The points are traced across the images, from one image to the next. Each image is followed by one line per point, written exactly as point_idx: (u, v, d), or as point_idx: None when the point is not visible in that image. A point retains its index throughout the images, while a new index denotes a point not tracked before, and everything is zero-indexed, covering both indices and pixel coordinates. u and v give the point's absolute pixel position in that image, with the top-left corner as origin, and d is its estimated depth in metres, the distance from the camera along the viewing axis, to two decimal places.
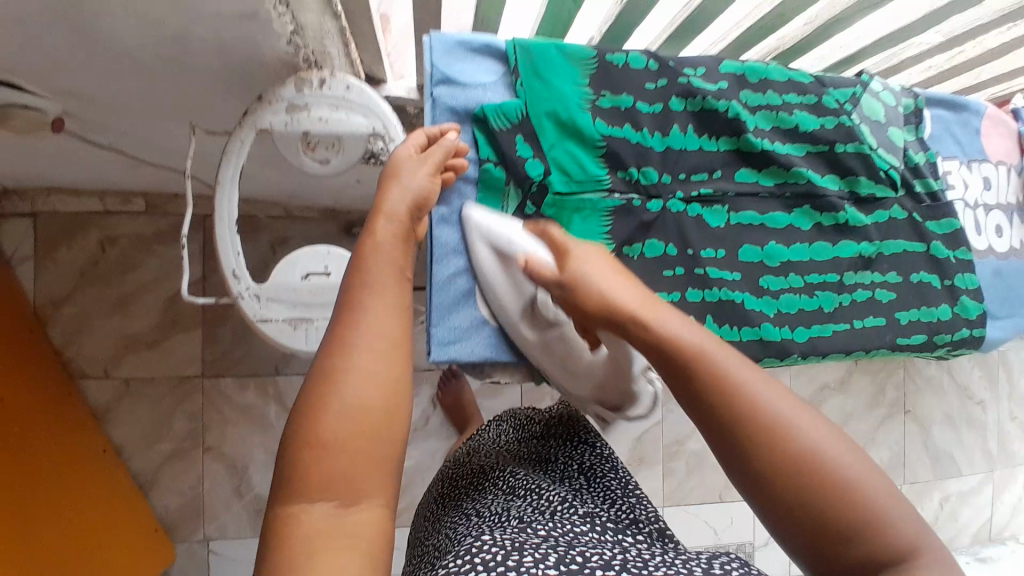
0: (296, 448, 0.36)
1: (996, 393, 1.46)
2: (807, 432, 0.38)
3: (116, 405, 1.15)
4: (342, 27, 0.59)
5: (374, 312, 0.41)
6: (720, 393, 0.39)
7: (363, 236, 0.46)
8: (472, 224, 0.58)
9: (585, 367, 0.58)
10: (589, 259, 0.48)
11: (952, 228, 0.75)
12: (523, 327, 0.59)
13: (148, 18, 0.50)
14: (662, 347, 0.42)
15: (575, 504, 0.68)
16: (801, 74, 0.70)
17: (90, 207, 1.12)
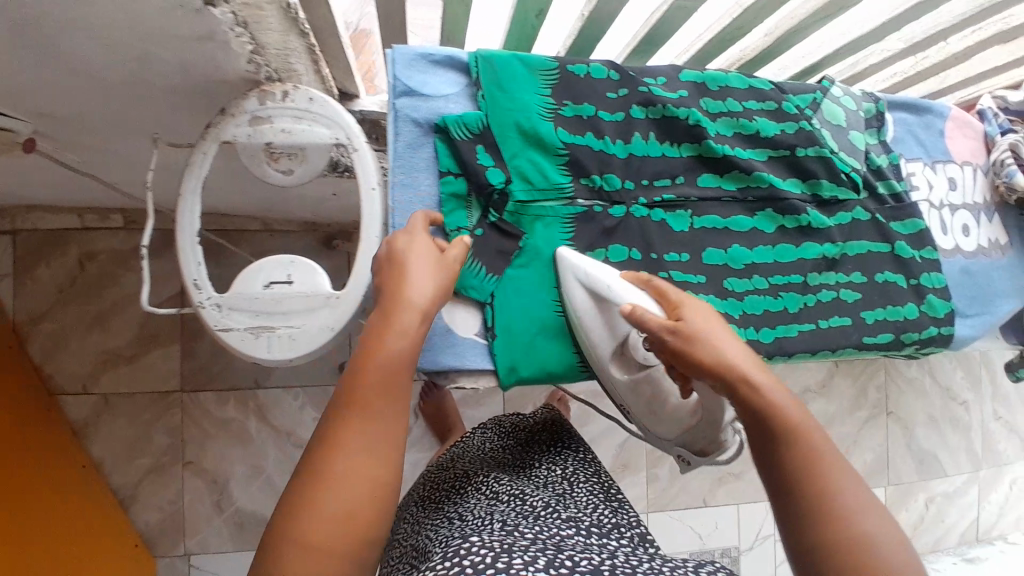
0: (281, 538, 0.43)
1: (979, 394, 1.47)
2: (878, 530, 0.43)
3: (95, 421, 1.14)
4: (312, 46, 0.59)
5: (378, 422, 0.47)
6: (804, 473, 0.45)
7: (383, 328, 0.49)
8: (566, 262, 0.61)
9: (671, 410, 0.60)
10: (708, 321, 0.51)
11: (916, 228, 0.76)
12: (612, 369, 0.61)
13: (109, 39, 0.51)
14: (766, 417, 0.47)
15: (558, 508, 0.70)
16: (760, 82, 0.71)
17: (69, 224, 1.12)
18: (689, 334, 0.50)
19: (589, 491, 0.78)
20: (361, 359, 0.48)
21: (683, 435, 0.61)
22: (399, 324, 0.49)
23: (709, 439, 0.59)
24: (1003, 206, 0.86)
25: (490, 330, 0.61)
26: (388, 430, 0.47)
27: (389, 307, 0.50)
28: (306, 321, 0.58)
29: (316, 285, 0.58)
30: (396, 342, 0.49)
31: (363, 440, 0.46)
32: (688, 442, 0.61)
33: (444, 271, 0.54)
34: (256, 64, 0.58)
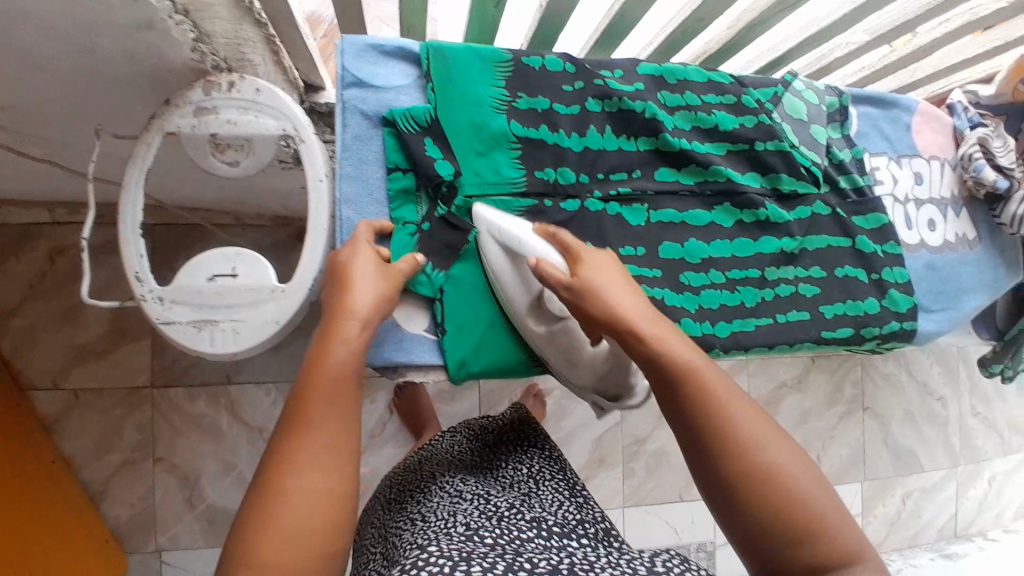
0: (238, 569, 0.40)
1: (957, 390, 1.47)
2: (782, 460, 0.46)
3: (66, 416, 1.13)
4: (269, 35, 0.61)
5: (327, 426, 0.45)
6: (702, 410, 0.47)
7: (327, 334, 0.48)
8: (483, 218, 0.59)
9: (587, 359, 0.62)
10: (603, 274, 0.53)
11: (879, 223, 0.76)
12: (530, 322, 0.60)
13: (48, 32, 0.50)
14: (659, 362, 0.48)
15: (522, 508, 0.69)
16: (720, 74, 0.70)
17: (39, 218, 1.10)
18: (583, 289, 0.52)
19: (554, 489, 0.77)
20: (308, 373, 0.46)
21: (597, 383, 0.64)
22: (344, 332, 0.48)
23: (620, 381, 0.64)
24: (971, 200, 0.86)
25: (440, 326, 0.61)
26: (335, 436, 0.45)
27: (333, 317, 0.49)
28: (251, 316, 0.57)
29: (262, 278, 0.57)
30: (341, 350, 0.47)
31: (316, 455, 0.43)
32: (603, 387, 0.65)
33: (388, 283, 0.54)
34: (200, 52, 0.57)
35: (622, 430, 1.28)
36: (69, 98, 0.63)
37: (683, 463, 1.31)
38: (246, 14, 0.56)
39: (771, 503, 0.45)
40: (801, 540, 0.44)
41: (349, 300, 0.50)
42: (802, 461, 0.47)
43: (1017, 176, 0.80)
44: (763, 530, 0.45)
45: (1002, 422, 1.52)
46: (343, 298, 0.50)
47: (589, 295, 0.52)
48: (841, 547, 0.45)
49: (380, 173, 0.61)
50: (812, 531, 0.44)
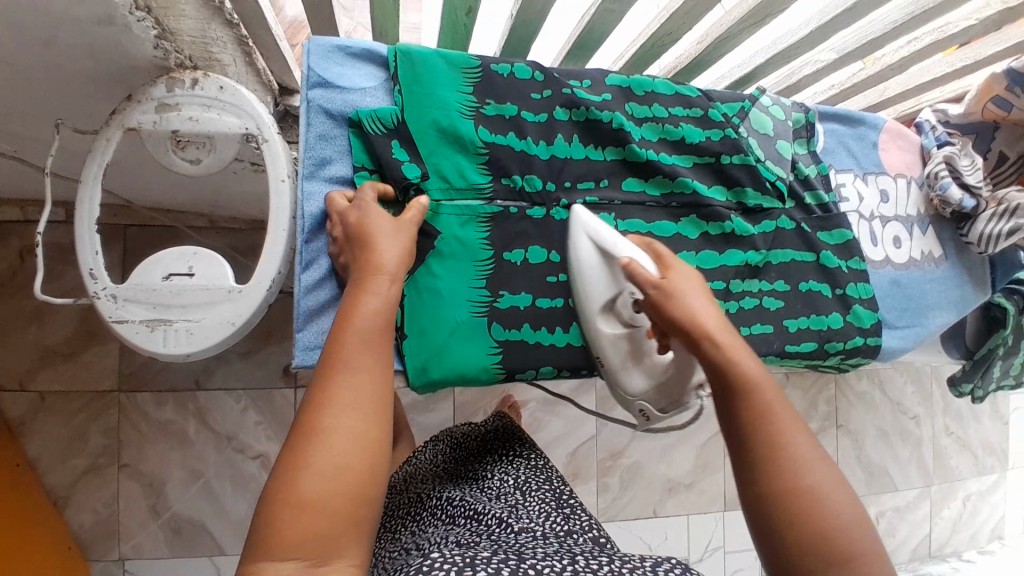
0: (275, 507, 0.40)
1: (930, 409, 1.48)
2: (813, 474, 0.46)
3: (30, 418, 1.10)
4: (241, 36, 0.62)
5: (365, 374, 0.46)
6: (756, 423, 0.48)
7: (358, 290, 0.50)
8: (579, 219, 0.62)
9: (646, 368, 0.61)
10: (690, 281, 0.54)
11: (844, 238, 0.77)
12: (600, 322, 0.61)
13: (8, 24, 0.50)
14: (724, 367, 0.49)
15: (513, 520, 0.69)
16: (687, 88, 0.72)
17: (9, 216, 1.08)
18: (670, 290, 0.53)
19: (541, 499, 0.76)
20: (340, 324, 0.48)
21: (650, 392, 0.62)
22: (374, 286, 0.50)
23: (675, 396, 0.61)
24: (939, 219, 0.87)
25: (400, 330, 0.60)
26: (374, 384, 0.46)
27: (361, 274, 0.51)
28: (206, 315, 0.56)
29: (219, 278, 0.57)
30: (371, 301, 0.49)
31: (354, 398, 0.45)
32: (655, 398, 0.62)
33: (404, 233, 0.56)
34: (164, 49, 0.57)
35: (598, 444, 1.27)
36: (30, 95, 0.63)
37: (657, 477, 1.30)
38: (217, 13, 0.58)
39: (801, 524, 0.44)
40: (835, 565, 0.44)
41: (373, 257, 0.52)
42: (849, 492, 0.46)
43: (983, 195, 0.81)
44: (794, 550, 0.44)
45: (975, 442, 1.53)
46: (369, 255, 0.52)
47: (674, 298, 0.53)
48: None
49: (345, 167, 0.61)
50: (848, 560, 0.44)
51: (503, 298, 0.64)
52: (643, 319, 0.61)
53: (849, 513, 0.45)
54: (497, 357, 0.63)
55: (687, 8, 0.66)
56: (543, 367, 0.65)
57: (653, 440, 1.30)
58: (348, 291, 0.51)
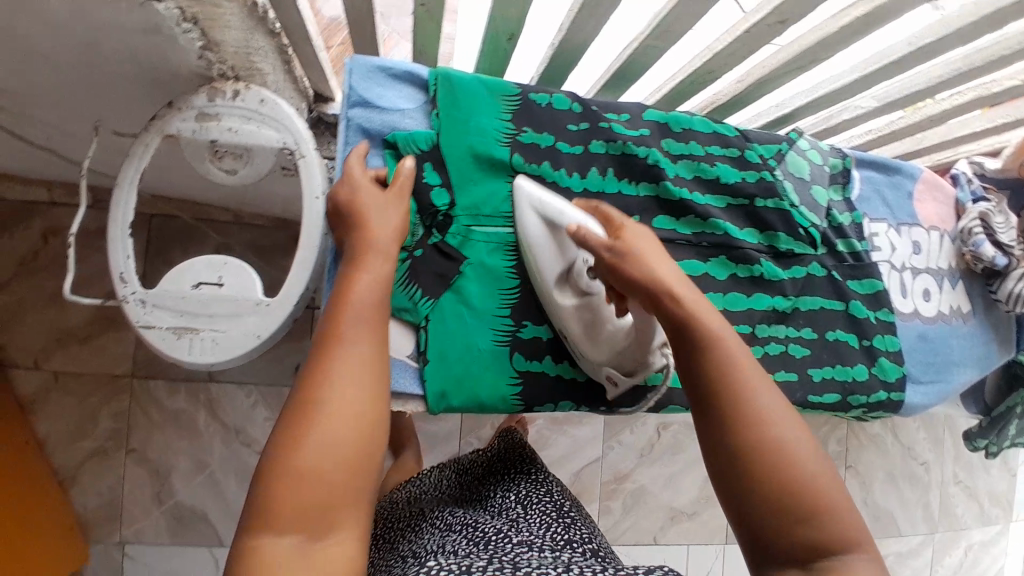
0: (273, 478, 0.42)
1: (941, 455, 1.46)
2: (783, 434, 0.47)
3: (43, 397, 1.12)
4: (282, 45, 0.62)
5: (360, 347, 0.48)
6: (723, 381, 0.48)
7: (351, 267, 0.52)
8: (523, 191, 0.61)
9: (608, 335, 0.59)
10: (645, 241, 0.54)
11: (873, 288, 0.76)
12: (558, 297, 0.60)
13: (50, 23, 0.50)
14: (686, 326, 0.50)
15: (511, 533, 0.68)
16: (725, 128, 0.72)
17: (37, 196, 1.09)
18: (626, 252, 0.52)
19: (542, 511, 0.76)
20: (336, 301, 0.50)
21: (613, 358, 0.61)
22: (371, 266, 0.52)
23: (638, 359, 0.60)
24: (969, 274, 0.86)
25: (423, 354, 0.60)
26: (368, 358, 0.48)
27: (354, 250, 0.53)
28: (231, 327, 0.56)
29: (247, 291, 0.57)
30: (366, 281, 0.51)
31: (345, 376, 0.46)
32: (619, 362, 0.61)
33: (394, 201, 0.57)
34: (207, 60, 0.57)
35: (603, 467, 1.27)
36: (73, 91, 0.63)
37: (659, 504, 1.29)
38: (261, 24, 0.58)
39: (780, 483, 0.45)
40: (811, 526, 0.44)
41: (368, 244, 0.53)
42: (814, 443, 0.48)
43: (1016, 254, 0.80)
44: (772, 516, 0.45)
45: (983, 492, 1.51)
46: (364, 243, 0.53)
47: (632, 258, 0.52)
48: (844, 536, 0.45)
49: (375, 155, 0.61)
50: (823, 518, 0.45)
51: (527, 328, 0.63)
52: (600, 286, 0.59)
53: (817, 466, 0.46)
54: (517, 388, 0.63)
55: (732, 48, 0.64)
56: (560, 401, 0.64)
57: (659, 466, 1.29)
58: (342, 273, 0.52)
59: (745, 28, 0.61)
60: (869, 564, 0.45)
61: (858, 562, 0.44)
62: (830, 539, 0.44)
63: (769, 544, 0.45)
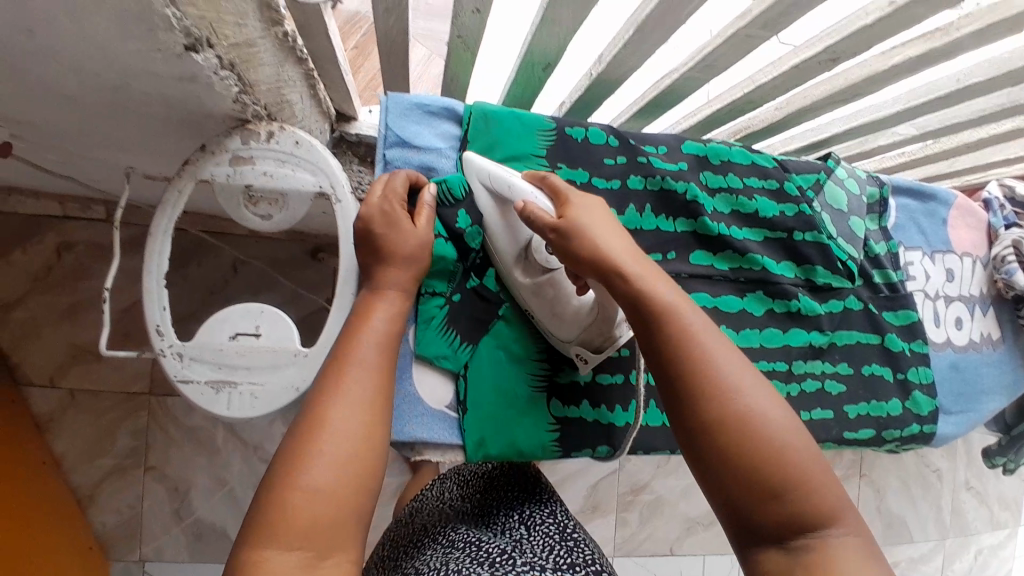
0: (283, 488, 0.41)
1: (954, 462, 1.47)
2: (753, 401, 0.43)
3: (60, 415, 1.05)
4: (307, 73, 0.61)
5: (374, 364, 0.48)
6: (684, 354, 0.44)
7: (370, 290, 0.53)
8: (470, 166, 0.58)
9: (571, 311, 0.56)
10: (594, 215, 0.51)
11: (909, 319, 0.76)
12: (517, 272, 0.58)
13: (78, 69, 0.48)
14: (640, 299, 0.46)
15: (515, 553, 0.58)
16: (764, 158, 0.70)
17: (48, 211, 1.00)
18: (571, 230, 0.49)
19: (547, 531, 0.66)
20: (354, 320, 0.50)
21: (580, 334, 0.57)
22: (388, 289, 0.52)
23: (606, 334, 0.56)
24: (999, 299, 0.85)
25: (462, 403, 0.60)
26: (378, 376, 0.48)
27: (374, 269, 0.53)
28: (269, 379, 0.56)
29: (285, 339, 0.57)
30: (385, 304, 0.52)
31: (355, 393, 0.46)
32: (586, 339, 0.57)
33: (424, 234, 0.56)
34: (242, 103, 0.54)
35: (620, 479, 1.26)
36: (98, 127, 0.60)
37: (676, 515, 1.30)
38: (290, 54, 0.56)
39: (754, 453, 0.41)
40: (787, 502, 0.40)
41: (387, 271, 0.53)
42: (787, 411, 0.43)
43: None
44: (748, 495, 0.41)
45: (993, 498, 1.52)
46: (386, 270, 0.53)
47: (577, 235, 0.49)
48: (824, 512, 0.40)
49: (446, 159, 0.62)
50: (796, 491, 0.40)
51: (563, 372, 0.63)
52: (558, 262, 0.56)
53: (790, 437, 0.42)
54: (555, 434, 0.62)
55: (777, 81, 0.62)
56: (599, 446, 0.63)
57: (677, 477, 1.29)
58: (364, 296, 0.53)
59: (794, 64, 0.59)
60: (854, 542, 0.40)
61: (843, 541, 0.40)
62: (808, 516, 0.40)
63: (749, 524, 0.41)
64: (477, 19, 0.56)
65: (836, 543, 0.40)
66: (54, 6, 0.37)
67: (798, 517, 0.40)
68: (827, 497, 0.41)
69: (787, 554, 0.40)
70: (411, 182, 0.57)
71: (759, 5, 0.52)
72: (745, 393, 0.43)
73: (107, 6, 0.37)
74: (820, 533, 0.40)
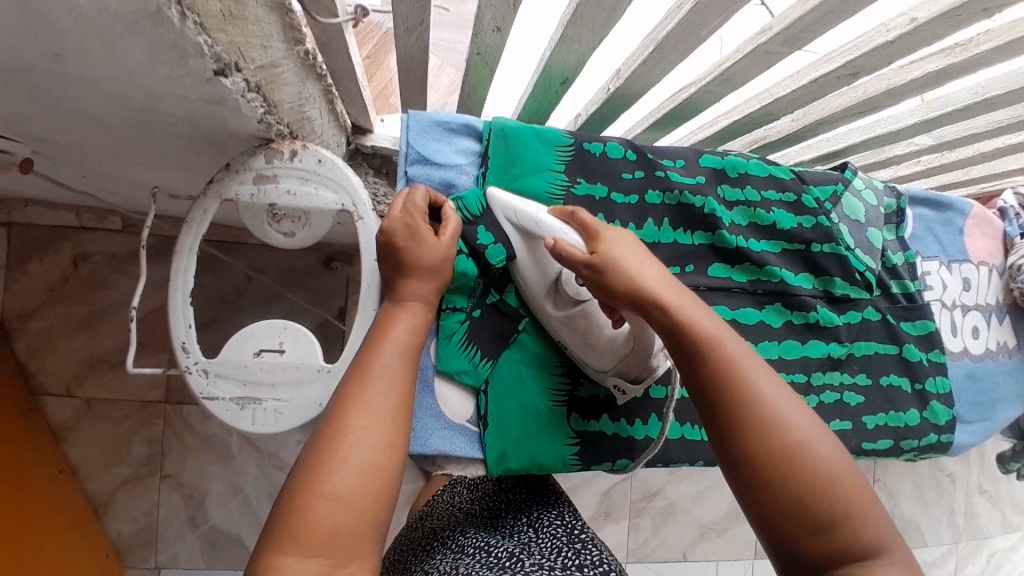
0: (304, 495, 0.41)
1: (966, 466, 1.47)
2: (797, 426, 0.42)
3: (76, 424, 1.03)
4: (326, 87, 0.62)
5: (395, 374, 0.48)
6: (724, 381, 0.44)
7: (392, 301, 0.53)
8: (495, 203, 0.58)
9: (606, 342, 0.57)
10: (625, 248, 0.51)
11: (926, 329, 0.76)
12: (548, 306, 0.59)
13: (107, 92, 0.48)
14: (679, 328, 0.46)
15: (525, 557, 0.58)
16: (781, 170, 0.71)
17: (66, 221, 1.01)
18: (604, 264, 0.50)
19: (554, 533, 0.65)
20: (377, 331, 0.51)
21: (616, 364, 0.57)
22: (410, 301, 0.53)
23: (643, 364, 0.56)
24: (1015, 308, 0.85)
25: (484, 418, 0.60)
26: (399, 387, 0.48)
27: (396, 279, 0.54)
28: (293, 396, 0.57)
29: (309, 356, 0.57)
30: (409, 316, 0.52)
31: (376, 404, 0.46)
32: (623, 369, 0.57)
33: (447, 252, 0.56)
34: (267, 123, 0.54)
35: (633, 485, 1.26)
36: (122, 143, 0.60)
37: (689, 521, 1.30)
38: (310, 71, 0.57)
39: (798, 479, 0.40)
40: (833, 530, 0.40)
41: (409, 284, 0.53)
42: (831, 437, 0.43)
43: None
44: (793, 521, 0.40)
45: (1006, 502, 1.52)
46: (408, 282, 0.53)
47: (610, 268, 0.49)
48: (870, 540, 0.40)
49: (464, 176, 0.62)
50: (842, 518, 0.40)
51: (584, 387, 0.63)
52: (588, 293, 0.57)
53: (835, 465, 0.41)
54: (575, 448, 0.62)
55: (795, 95, 0.63)
56: (618, 460, 0.63)
57: (689, 483, 1.29)
58: (385, 308, 0.53)
59: (813, 78, 0.60)
60: (903, 571, 0.39)
61: (891, 569, 0.39)
62: (855, 545, 0.39)
63: (794, 550, 0.40)
64: (498, 38, 0.57)
65: (884, 572, 0.39)
66: (89, 33, 0.38)
67: (845, 545, 0.39)
68: (874, 524, 0.40)
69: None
70: (432, 200, 0.58)
71: (780, 22, 0.52)
72: (788, 417, 0.42)
73: (141, 34, 0.38)
74: (870, 562, 0.39)
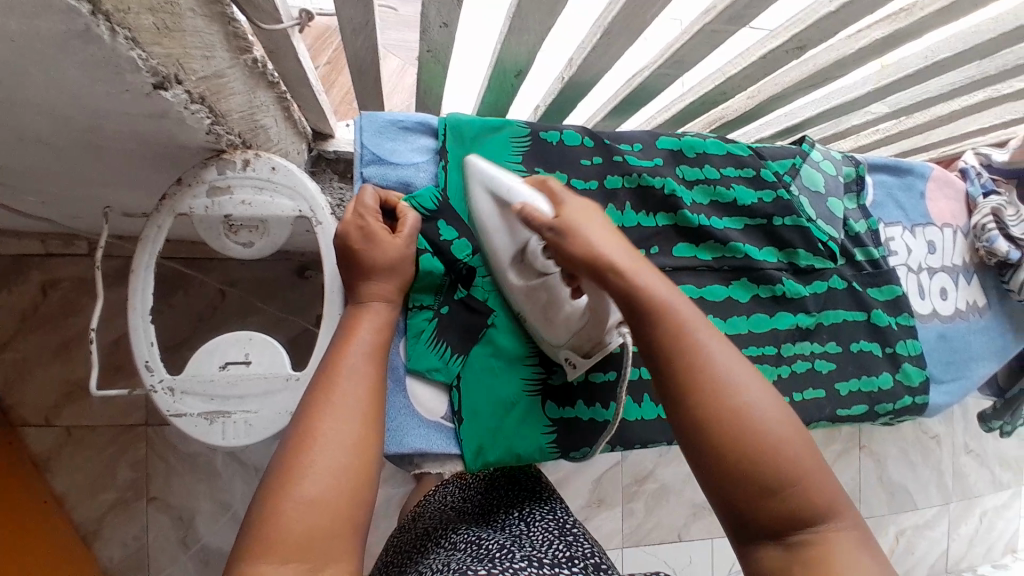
0: (274, 505, 0.41)
1: (952, 427, 1.49)
2: (746, 395, 0.42)
3: (58, 453, 1.02)
4: (280, 95, 0.62)
5: (360, 376, 0.48)
6: (679, 355, 0.43)
7: (356, 302, 0.53)
8: (476, 169, 0.56)
9: (563, 318, 0.55)
10: (589, 214, 0.48)
11: (893, 294, 0.77)
12: (512, 274, 0.57)
13: (50, 114, 0.48)
14: (633, 297, 0.44)
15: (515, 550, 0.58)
16: (739, 147, 0.71)
17: (30, 248, 0.99)
18: (565, 229, 0.47)
19: (543, 526, 0.65)
20: (344, 334, 0.51)
21: (571, 339, 0.57)
22: (373, 302, 0.53)
23: (595, 339, 0.55)
24: (981, 267, 0.86)
25: (458, 413, 0.60)
26: (369, 388, 0.48)
27: (356, 282, 0.53)
28: (262, 406, 0.57)
29: (276, 366, 0.57)
30: (373, 318, 0.52)
31: (346, 408, 0.46)
32: (576, 343, 0.57)
33: (409, 249, 0.55)
34: (216, 134, 0.54)
35: (624, 470, 1.27)
36: (72, 164, 0.59)
37: (682, 501, 1.31)
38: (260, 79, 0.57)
39: (747, 448, 0.40)
40: (782, 497, 0.40)
41: (371, 286, 0.53)
42: (782, 405, 0.43)
43: None
44: (743, 490, 0.40)
45: (993, 459, 1.54)
46: (370, 283, 0.53)
47: (571, 234, 0.47)
48: (821, 505, 0.40)
49: (422, 173, 0.62)
50: (792, 486, 0.40)
51: (557, 374, 0.63)
52: (554, 267, 0.54)
53: (784, 431, 0.41)
54: (552, 436, 0.62)
55: (747, 71, 0.63)
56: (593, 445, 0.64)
57: (679, 464, 1.30)
58: (348, 311, 0.53)
59: (762, 54, 0.60)
60: (851, 534, 0.41)
61: (839, 533, 0.40)
62: (805, 511, 0.40)
63: (743, 519, 0.41)
64: (446, 34, 0.57)
65: (836, 537, 0.40)
66: (20, 57, 0.37)
67: (793, 513, 0.40)
68: (824, 490, 0.41)
69: (789, 552, 0.40)
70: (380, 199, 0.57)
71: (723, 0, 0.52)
72: (738, 388, 0.42)
73: (73, 53, 0.37)
74: (820, 528, 0.40)
